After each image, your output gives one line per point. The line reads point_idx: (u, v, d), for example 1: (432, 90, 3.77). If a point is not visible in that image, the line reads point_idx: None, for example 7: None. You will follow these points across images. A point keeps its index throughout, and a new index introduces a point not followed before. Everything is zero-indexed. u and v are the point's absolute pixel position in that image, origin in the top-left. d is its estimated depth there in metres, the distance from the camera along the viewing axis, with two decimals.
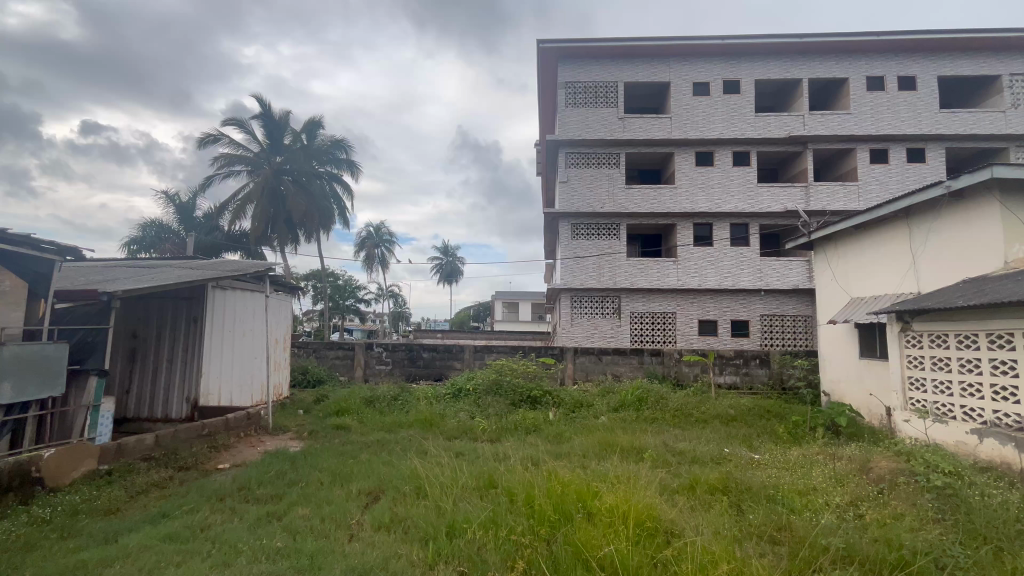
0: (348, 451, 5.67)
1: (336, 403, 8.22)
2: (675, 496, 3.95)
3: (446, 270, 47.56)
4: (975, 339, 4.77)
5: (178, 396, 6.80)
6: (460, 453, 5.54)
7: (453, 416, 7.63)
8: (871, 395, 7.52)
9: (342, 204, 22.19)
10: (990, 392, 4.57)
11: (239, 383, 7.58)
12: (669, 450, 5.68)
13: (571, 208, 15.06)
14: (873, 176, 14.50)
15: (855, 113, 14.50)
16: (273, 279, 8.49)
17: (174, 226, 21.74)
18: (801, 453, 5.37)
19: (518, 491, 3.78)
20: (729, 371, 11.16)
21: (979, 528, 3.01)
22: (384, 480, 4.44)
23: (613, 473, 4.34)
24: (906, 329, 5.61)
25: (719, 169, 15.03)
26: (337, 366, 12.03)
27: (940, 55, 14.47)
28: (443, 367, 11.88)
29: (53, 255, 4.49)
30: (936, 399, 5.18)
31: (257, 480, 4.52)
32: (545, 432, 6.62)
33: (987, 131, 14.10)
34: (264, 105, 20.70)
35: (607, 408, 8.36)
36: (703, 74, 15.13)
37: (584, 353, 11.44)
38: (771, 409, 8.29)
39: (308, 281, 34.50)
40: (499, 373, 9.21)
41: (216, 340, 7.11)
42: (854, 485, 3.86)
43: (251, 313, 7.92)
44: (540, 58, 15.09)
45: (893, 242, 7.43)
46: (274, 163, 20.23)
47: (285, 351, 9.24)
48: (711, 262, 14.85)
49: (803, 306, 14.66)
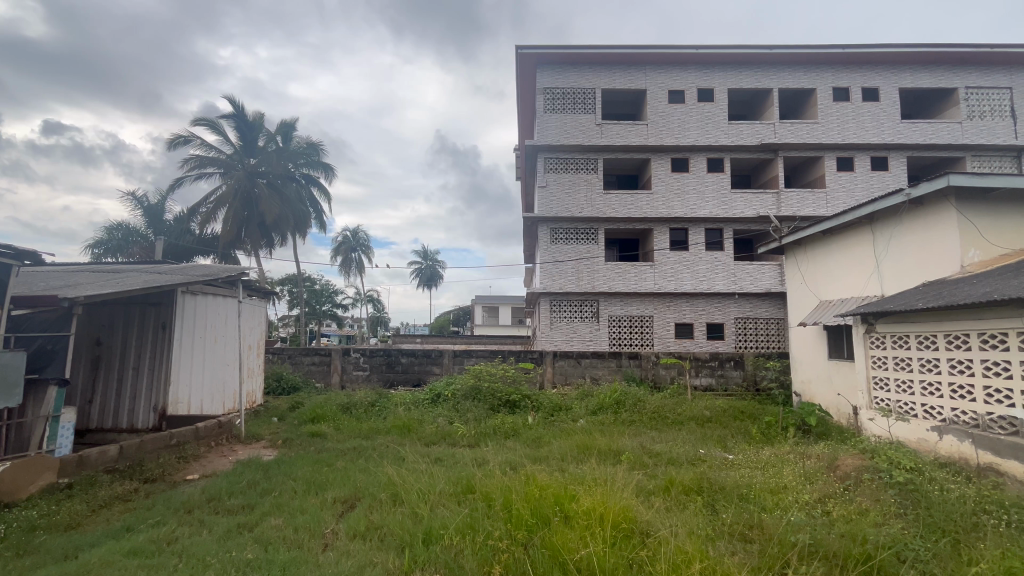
0: (325, 459, 5.58)
1: (312, 410, 8.07)
2: (650, 497, 4.01)
3: (426, 274, 47.19)
4: (934, 340, 4.98)
5: (144, 405, 6.57)
6: (439, 459, 5.50)
7: (431, 421, 7.58)
8: (839, 396, 7.75)
9: (318, 208, 21.93)
10: (948, 391, 4.77)
11: (210, 391, 7.37)
12: (646, 452, 5.75)
13: (550, 212, 15.16)
14: (840, 183, 15.03)
15: (822, 123, 15.03)
16: (248, 284, 8.29)
17: (142, 230, 21.04)
18: (773, 453, 5.50)
19: (495, 495, 3.79)
20: (705, 373, 11.38)
21: (938, 522, 3.13)
22: (360, 488, 4.37)
23: (591, 476, 4.38)
24: (871, 330, 5.82)
25: (694, 175, 15.36)
26: (313, 373, 11.79)
27: (901, 68, 15.12)
28: (422, 372, 11.78)
29: (10, 259, 4.25)
30: (899, 398, 5.38)
31: (231, 489, 4.42)
32: (524, 437, 6.64)
33: (945, 140, 14.79)
34: (236, 106, 20.31)
35: (585, 411, 8.42)
36: (678, 81, 15.46)
37: (563, 357, 11.51)
38: (745, 410, 8.47)
39: (283, 286, 33.77)
40: (478, 377, 9.16)
41: (185, 347, 6.90)
42: (822, 483, 3.96)
43: (223, 319, 7.72)
44: (519, 64, 15.18)
45: (858, 248, 7.72)
46: (248, 165, 19.87)
47: (259, 357, 9.01)
48: (687, 266, 15.14)
49: (775, 309, 15.05)
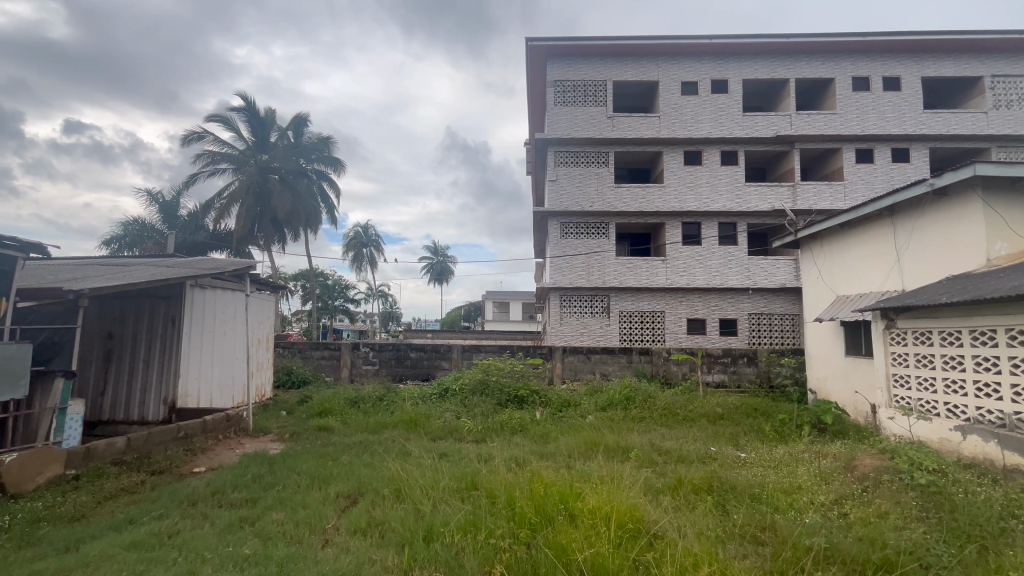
0: (331, 453, 5.55)
1: (319, 404, 8.06)
2: (658, 497, 3.90)
3: (437, 269, 47.38)
4: (958, 336, 4.77)
5: (154, 397, 6.63)
6: (444, 454, 5.45)
7: (438, 416, 7.54)
8: (857, 394, 7.54)
9: (329, 203, 22.05)
10: (973, 389, 4.57)
11: (220, 384, 7.41)
12: (655, 449, 5.62)
13: (560, 207, 15.01)
14: (859, 176, 14.64)
15: (840, 114, 14.64)
16: (256, 278, 8.28)
17: (157, 225, 21.36)
18: (787, 452, 5.34)
19: (499, 492, 3.72)
20: (717, 369, 11.16)
21: (962, 526, 2.96)
22: (364, 483, 4.33)
23: (599, 474, 4.29)
24: (891, 326, 5.61)
25: (707, 168, 15.07)
26: (323, 367, 11.86)
27: (924, 57, 14.65)
28: (431, 367, 11.76)
29: (15, 252, 4.32)
30: (920, 396, 5.17)
31: (236, 483, 4.42)
32: (531, 432, 6.57)
33: (969, 131, 14.31)
34: (248, 102, 20.46)
35: (594, 407, 8.32)
36: (691, 73, 15.18)
37: (572, 353, 11.39)
38: (758, 407, 8.28)
39: (296, 281, 34.13)
40: (485, 372, 9.11)
41: (194, 341, 6.94)
42: (838, 484, 3.81)
43: (231, 313, 7.73)
44: (529, 56, 15.05)
45: (878, 241, 7.47)
46: (260, 161, 20.04)
47: (268, 351, 9.02)
48: (700, 261, 14.88)
49: (790, 305, 14.73)
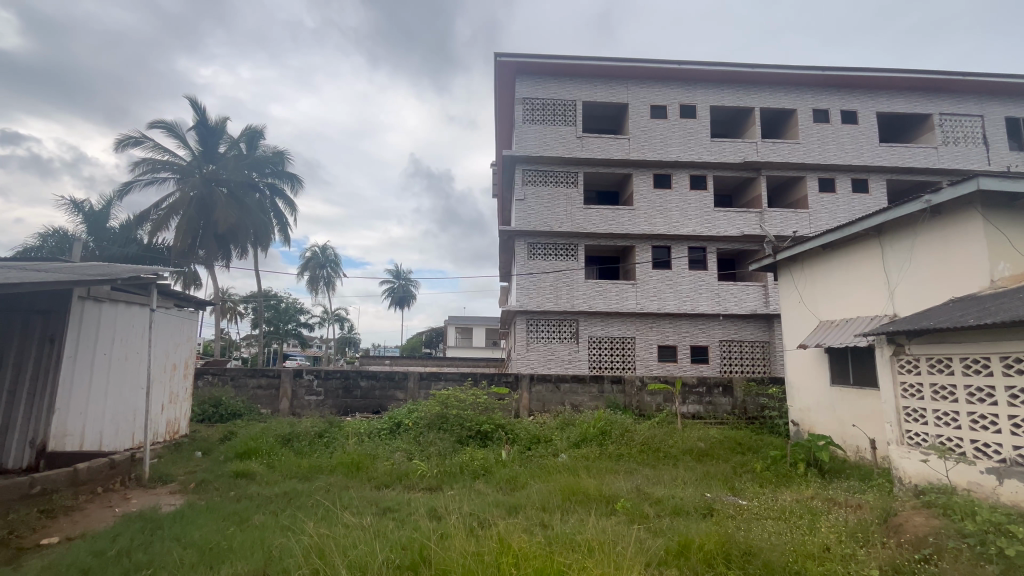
0: (241, 512, 4.32)
1: (243, 443, 6.74)
2: (664, 572, 2.99)
3: (399, 294, 45.77)
4: (986, 364, 4.18)
5: (18, 438, 5.22)
6: (389, 510, 4.36)
7: (387, 457, 6.41)
8: (852, 427, 6.98)
9: (283, 220, 20.62)
10: (1008, 425, 3.96)
11: (113, 420, 6.04)
12: (644, 497, 4.74)
13: (528, 226, 14.32)
14: (822, 205, 14.76)
15: (803, 143, 14.84)
16: (168, 292, 6.99)
17: (82, 236, 19.23)
18: (794, 499, 4.57)
19: (454, 572, 2.73)
20: (692, 400, 10.49)
21: None
22: (272, 560, 3.19)
23: (586, 539, 3.34)
24: (900, 353, 4.97)
25: (676, 191, 14.85)
26: (259, 398, 10.39)
27: (879, 93, 15.14)
28: (383, 398, 10.54)
29: None
30: (939, 432, 4.53)
31: (88, 566, 3.18)
32: (496, 477, 5.55)
33: (923, 164, 14.77)
34: (197, 110, 19.13)
35: (567, 443, 7.39)
36: (660, 97, 15.08)
37: (540, 381, 10.47)
38: (741, 441, 7.58)
39: (245, 303, 31.77)
40: (444, 404, 8.02)
41: (80, 367, 5.61)
42: (884, 550, 3.05)
43: (134, 333, 6.42)
44: (497, 72, 14.57)
45: (864, 264, 7.09)
46: (206, 172, 18.55)
47: (184, 379, 7.66)
48: (670, 285, 14.46)
49: (760, 333, 14.45)
